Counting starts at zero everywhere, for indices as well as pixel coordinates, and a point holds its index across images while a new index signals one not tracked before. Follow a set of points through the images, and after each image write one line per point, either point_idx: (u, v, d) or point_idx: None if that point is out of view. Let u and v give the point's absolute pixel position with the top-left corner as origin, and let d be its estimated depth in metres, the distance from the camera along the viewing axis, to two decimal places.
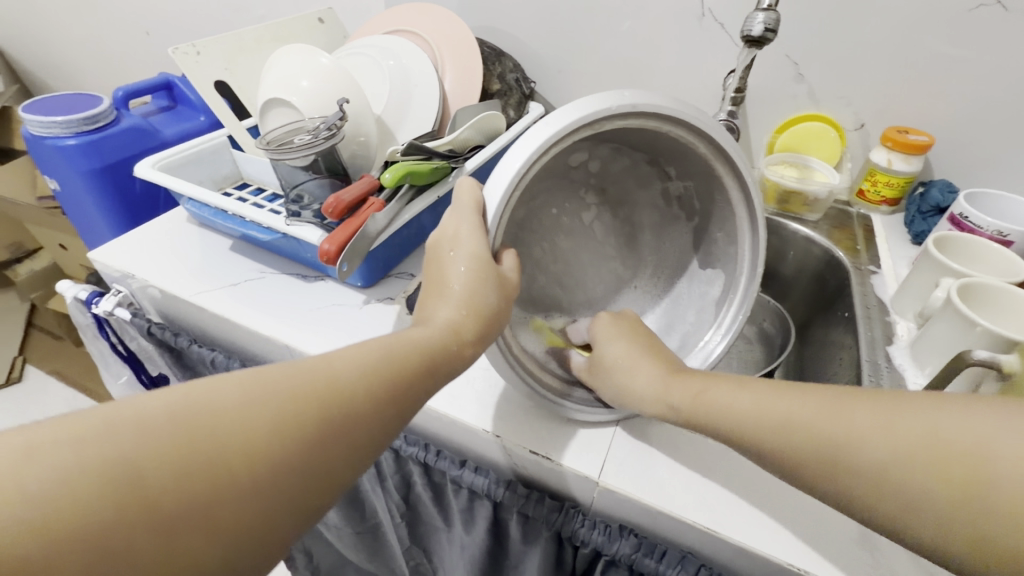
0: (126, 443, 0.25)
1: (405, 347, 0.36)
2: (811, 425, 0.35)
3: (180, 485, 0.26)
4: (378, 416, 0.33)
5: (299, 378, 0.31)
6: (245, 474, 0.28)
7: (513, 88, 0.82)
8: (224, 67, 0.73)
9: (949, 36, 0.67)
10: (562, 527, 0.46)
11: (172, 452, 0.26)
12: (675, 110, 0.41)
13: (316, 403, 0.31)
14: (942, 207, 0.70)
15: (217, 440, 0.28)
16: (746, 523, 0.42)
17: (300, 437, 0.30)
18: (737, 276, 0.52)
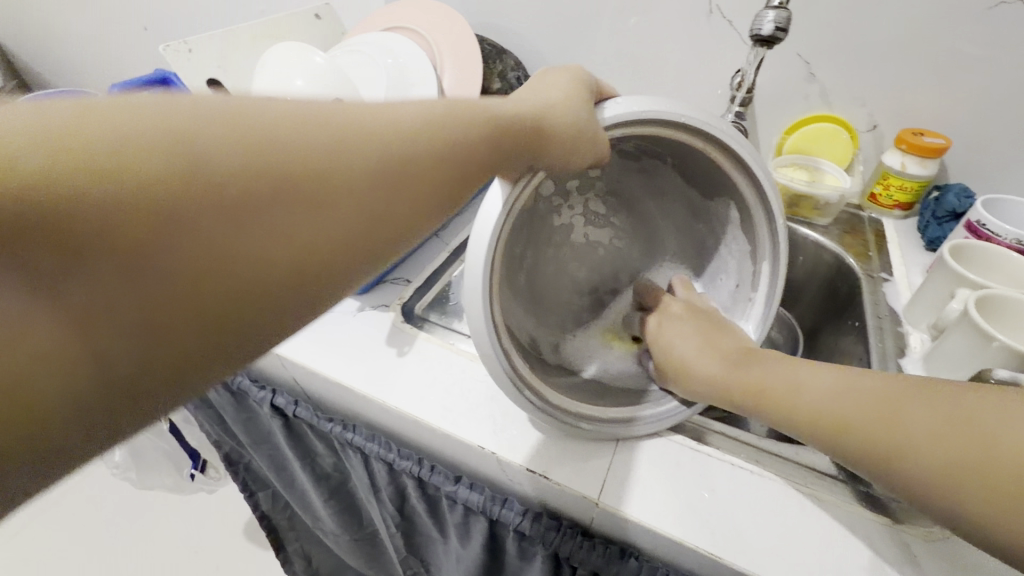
0: (196, 119, 0.24)
1: (461, 117, 0.32)
2: (870, 413, 0.33)
3: (238, 163, 0.24)
4: (444, 147, 0.31)
5: (366, 115, 0.29)
6: (301, 174, 0.26)
7: (513, 87, 0.79)
8: (217, 65, 0.71)
9: (967, 33, 0.64)
10: (558, 547, 0.45)
11: (234, 165, 0.24)
12: (664, 110, 0.38)
13: (382, 128, 0.29)
14: (957, 212, 0.68)
15: (283, 139, 0.25)
16: (751, 548, 0.40)
17: (366, 149, 0.28)
18: (759, 269, 0.49)
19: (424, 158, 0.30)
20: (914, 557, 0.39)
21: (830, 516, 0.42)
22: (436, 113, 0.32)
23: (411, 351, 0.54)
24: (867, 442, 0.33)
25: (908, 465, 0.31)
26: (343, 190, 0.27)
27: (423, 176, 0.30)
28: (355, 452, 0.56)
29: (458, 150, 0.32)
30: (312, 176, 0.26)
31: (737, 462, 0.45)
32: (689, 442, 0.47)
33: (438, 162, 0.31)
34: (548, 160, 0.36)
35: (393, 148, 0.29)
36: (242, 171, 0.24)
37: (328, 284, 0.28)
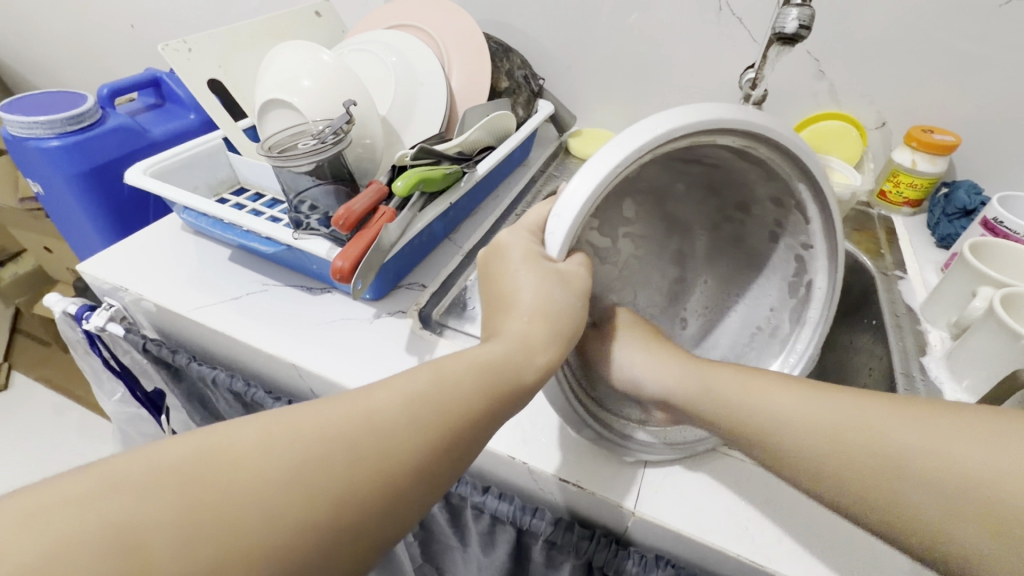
0: (141, 499, 0.23)
1: (444, 389, 0.31)
2: (872, 443, 0.32)
3: (192, 531, 0.23)
4: (430, 444, 0.29)
5: (340, 419, 0.28)
6: (265, 520, 0.24)
7: (522, 85, 0.78)
8: (218, 65, 0.68)
9: (973, 33, 0.64)
10: (593, 557, 0.44)
11: (191, 539, 0.22)
12: (687, 126, 0.35)
13: (362, 434, 0.28)
14: (968, 209, 0.69)
15: (245, 482, 0.25)
16: (791, 556, 0.39)
17: (334, 467, 0.26)
18: (815, 254, 0.47)
19: (399, 458, 0.28)
20: None
21: None
22: (417, 395, 0.30)
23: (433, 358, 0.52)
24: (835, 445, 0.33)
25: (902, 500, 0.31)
26: (310, 535, 0.25)
27: (395, 485, 0.28)
28: None
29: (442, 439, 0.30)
30: (274, 520, 0.24)
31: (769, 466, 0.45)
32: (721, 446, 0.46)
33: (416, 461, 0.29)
34: (541, 378, 0.35)
35: (370, 456, 0.27)
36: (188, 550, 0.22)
37: None
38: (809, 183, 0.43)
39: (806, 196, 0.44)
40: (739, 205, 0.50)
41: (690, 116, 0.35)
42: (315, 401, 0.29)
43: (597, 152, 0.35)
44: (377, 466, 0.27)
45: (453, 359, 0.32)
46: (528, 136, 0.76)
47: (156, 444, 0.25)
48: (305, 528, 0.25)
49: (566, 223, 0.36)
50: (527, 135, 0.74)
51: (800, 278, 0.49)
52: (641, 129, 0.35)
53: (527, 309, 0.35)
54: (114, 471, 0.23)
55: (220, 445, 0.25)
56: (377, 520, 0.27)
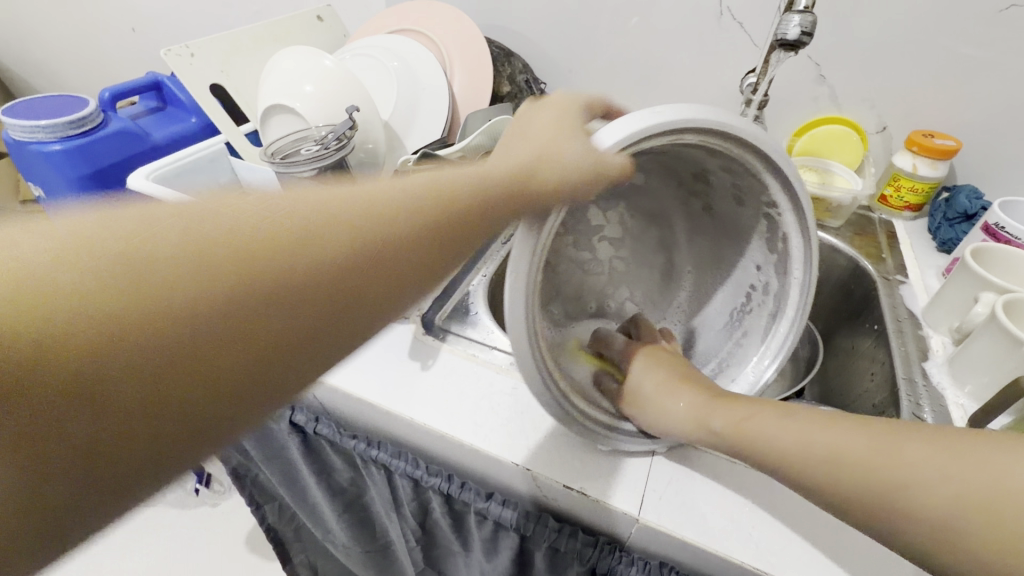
0: (103, 239, 0.25)
1: (393, 189, 0.32)
2: (862, 460, 0.32)
3: (147, 295, 0.24)
4: (344, 254, 0.28)
5: (311, 199, 0.30)
6: (212, 308, 0.25)
7: (524, 90, 0.78)
8: (220, 70, 0.68)
9: (974, 37, 0.65)
10: (597, 563, 0.44)
11: (147, 286, 0.24)
12: (671, 122, 0.33)
13: (267, 227, 0.27)
14: (969, 214, 0.69)
15: (200, 250, 0.26)
16: (795, 563, 0.39)
17: (292, 233, 0.28)
18: (786, 237, 0.45)
19: (347, 239, 0.29)
20: None
21: None
22: (388, 193, 0.32)
23: (436, 364, 0.52)
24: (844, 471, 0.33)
25: (894, 507, 0.31)
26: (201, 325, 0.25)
27: (343, 325, 0.29)
28: (377, 468, 0.55)
29: (413, 211, 0.31)
30: (212, 304, 0.25)
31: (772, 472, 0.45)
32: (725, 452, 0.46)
33: (378, 226, 0.30)
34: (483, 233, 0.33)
35: (322, 225, 0.29)
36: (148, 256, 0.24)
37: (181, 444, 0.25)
38: (788, 195, 0.42)
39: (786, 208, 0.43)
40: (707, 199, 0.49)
41: (635, 121, 0.33)
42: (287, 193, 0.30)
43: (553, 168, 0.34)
44: (333, 239, 0.29)
45: (457, 173, 0.34)
46: None
47: (141, 209, 0.26)
48: (248, 267, 0.26)
49: (529, 233, 0.32)
50: None
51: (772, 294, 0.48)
52: (629, 121, 0.33)
53: (529, 161, 0.35)
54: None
55: (187, 223, 0.26)
56: (318, 355, 0.28)
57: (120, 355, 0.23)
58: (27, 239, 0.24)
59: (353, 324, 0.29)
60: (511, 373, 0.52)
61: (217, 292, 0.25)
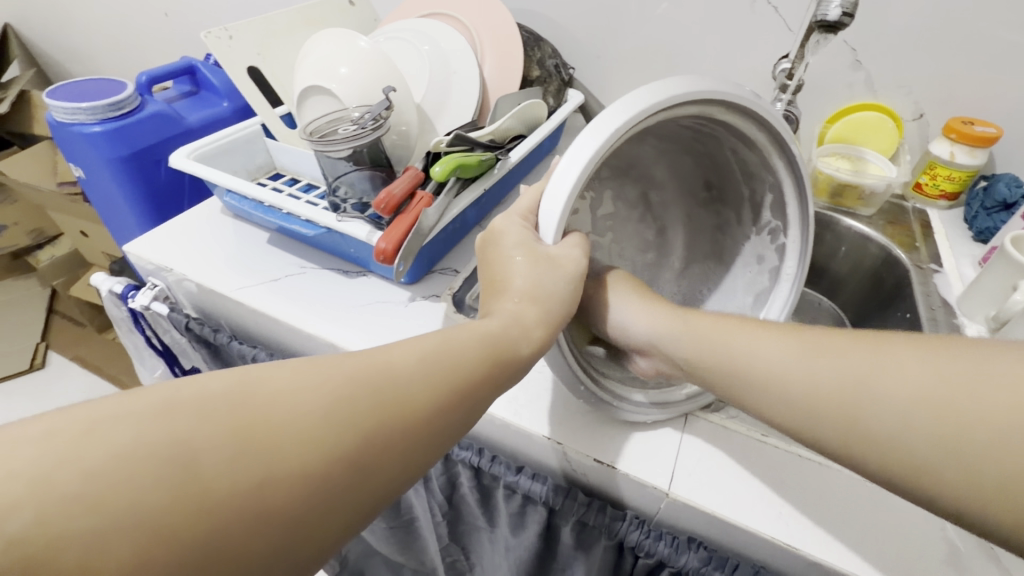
0: (170, 422, 0.23)
1: (452, 350, 0.32)
2: (831, 378, 0.33)
3: (228, 471, 0.23)
4: (445, 389, 0.31)
5: (362, 369, 0.29)
6: (281, 481, 0.24)
7: (552, 74, 0.78)
8: (257, 52, 0.70)
9: (1018, 21, 0.63)
10: (624, 537, 0.45)
11: (219, 470, 0.23)
12: (650, 101, 0.35)
13: (379, 374, 0.29)
14: (1008, 203, 0.67)
15: (279, 426, 0.25)
16: (826, 538, 0.40)
17: (359, 409, 0.27)
18: (780, 201, 0.49)
19: (407, 411, 0.29)
20: (991, 548, 0.39)
21: (903, 507, 0.42)
22: (429, 359, 0.31)
23: None
24: (807, 382, 0.34)
25: (866, 442, 0.31)
26: (339, 459, 0.26)
27: (385, 484, 0.28)
28: None
29: (455, 386, 0.31)
30: (287, 482, 0.24)
31: (805, 453, 0.45)
32: (753, 431, 0.47)
33: (433, 407, 0.30)
34: (536, 353, 0.36)
35: (390, 396, 0.29)
36: (231, 457, 0.23)
37: (323, 551, 0.26)
38: (772, 140, 0.44)
39: (773, 153, 0.45)
40: (704, 167, 0.52)
41: (646, 97, 0.36)
42: (329, 354, 0.29)
43: (570, 144, 0.36)
44: (397, 411, 0.28)
45: (474, 329, 0.34)
46: (558, 125, 0.76)
47: (241, 375, 0.26)
48: (311, 454, 0.25)
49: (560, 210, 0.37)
50: (558, 124, 0.74)
51: (775, 239, 0.51)
52: (611, 117, 0.35)
53: (535, 301, 0.37)
54: (158, 396, 0.24)
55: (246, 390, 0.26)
56: (369, 501, 0.27)
57: (305, 484, 0.25)
58: (123, 413, 0.23)
59: (403, 473, 0.29)
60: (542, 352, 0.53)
61: (294, 480, 0.24)
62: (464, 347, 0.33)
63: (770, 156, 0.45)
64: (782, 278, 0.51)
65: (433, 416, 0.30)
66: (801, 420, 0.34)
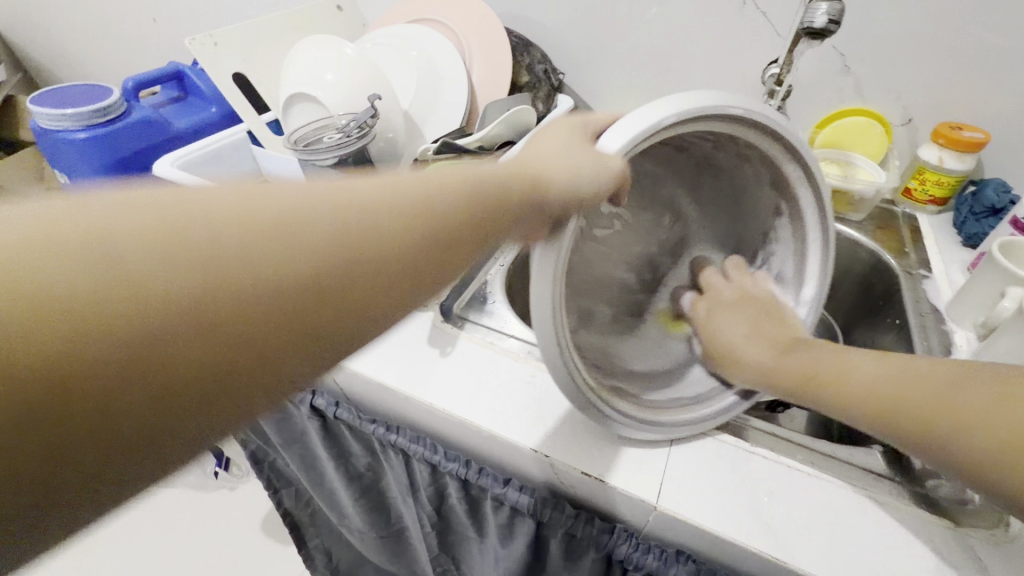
0: (86, 222, 0.20)
1: (437, 183, 0.29)
2: (908, 390, 0.34)
3: (186, 282, 0.20)
4: (431, 210, 0.27)
5: (329, 189, 0.25)
6: (227, 287, 0.21)
7: (542, 80, 0.78)
8: (242, 58, 0.69)
9: (1005, 26, 0.63)
10: (613, 549, 0.44)
11: (148, 268, 0.20)
12: (653, 122, 0.34)
13: (352, 195, 0.25)
14: (996, 208, 0.67)
15: (239, 228, 0.22)
16: (814, 550, 0.39)
17: (331, 227, 0.24)
18: (802, 208, 0.47)
19: (420, 270, 0.27)
20: (979, 559, 0.39)
21: (891, 519, 0.41)
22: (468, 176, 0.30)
23: (455, 351, 0.53)
24: (874, 402, 0.35)
25: (936, 432, 0.32)
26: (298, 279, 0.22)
27: (349, 335, 0.25)
28: (396, 453, 0.56)
29: (448, 229, 0.28)
30: (256, 312, 0.21)
31: (793, 463, 0.45)
32: (744, 442, 0.46)
33: (416, 226, 0.26)
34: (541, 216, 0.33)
35: (372, 231, 0.25)
36: (181, 271, 0.20)
37: (289, 383, 0.23)
38: (784, 151, 0.43)
39: (788, 166, 0.45)
40: (726, 180, 0.51)
41: (636, 123, 0.35)
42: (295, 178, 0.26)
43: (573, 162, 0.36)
44: (377, 242, 0.25)
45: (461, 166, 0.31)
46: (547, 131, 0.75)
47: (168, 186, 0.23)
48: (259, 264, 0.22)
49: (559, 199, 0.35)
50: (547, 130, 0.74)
51: (794, 253, 0.51)
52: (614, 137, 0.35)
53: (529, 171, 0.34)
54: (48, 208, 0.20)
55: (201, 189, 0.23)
56: (340, 328, 0.24)
57: (244, 324, 0.21)
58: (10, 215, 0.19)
59: (396, 299, 0.26)
60: (529, 361, 0.52)
61: (261, 294, 0.22)
62: (460, 197, 0.29)
63: (781, 163, 0.44)
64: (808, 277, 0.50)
65: (420, 235, 0.27)
66: (877, 424, 0.35)
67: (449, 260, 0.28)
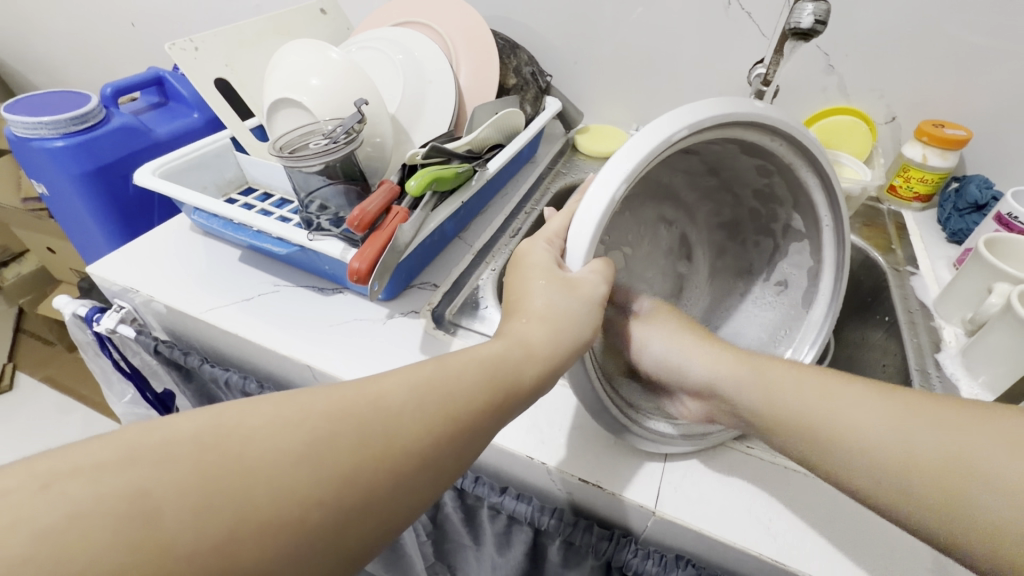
0: (140, 475, 0.22)
1: (448, 380, 0.31)
2: (930, 452, 0.32)
3: (192, 517, 0.22)
4: (439, 418, 0.30)
5: (347, 402, 0.28)
6: (255, 528, 0.23)
7: (529, 82, 0.77)
8: (225, 63, 0.68)
9: (984, 25, 0.64)
10: (612, 556, 0.44)
11: (190, 521, 0.22)
12: (661, 141, 0.34)
13: (369, 409, 0.28)
14: (979, 204, 0.68)
15: (254, 462, 0.24)
16: (814, 550, 0.39)
17: (340, 446, 0.26)
18: (812, 203, 0.47)
19: (426, 474, 0.29)
20: None
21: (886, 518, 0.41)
22: (478, 363, 0.33)
23: None
24: (891, 454, 0.33)
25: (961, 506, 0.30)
26: (317, 509, 0.25)
27: (364, 544, 0.27)
28: None
29: (459, 426, 0.30)
30: (246, 543, 0.23)
31: (790, 464, 0.45)
32: (740, 445, 0.47)
33: (422, 437, 0.29)
34: (537, 385, 0.35)
35: (374, 441, 0.27)
36: (193, 507, 0.22)
37: None
38: (791, 150, 0.43)
39: (797, 163, 0.44)
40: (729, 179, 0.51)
41: (642, 145, 0.34)
42: (319, 388, 0.29)
43: (585, 193, 0.36)
44: (372, 453, 0.27)
45: (473, 354, 0.34)
46: (536, 134, 0.75)
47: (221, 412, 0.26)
48: (292, 494, 0.24)
49: (591, 225, 0.36)
50: (536, 132, 0.73)
51: (800, 244, 0.51)
52: (638, 144, 0.34)
53: (544, 338, 0.36)
54: (124, 443, 0.23)
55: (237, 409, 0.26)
56: (351, 547, 0.26)
57: (271, 554, 0.23)
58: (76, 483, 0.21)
59: (370, 525, 0.27)
60: None
61: (256, 518, 0.23)
62: (463, 392, 0.31)
63: (796, 170, 0.44)
64: (823, 270, 0.50)
65: (414, 452, 0.28)
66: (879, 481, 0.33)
67: (442, 465, 0.29)
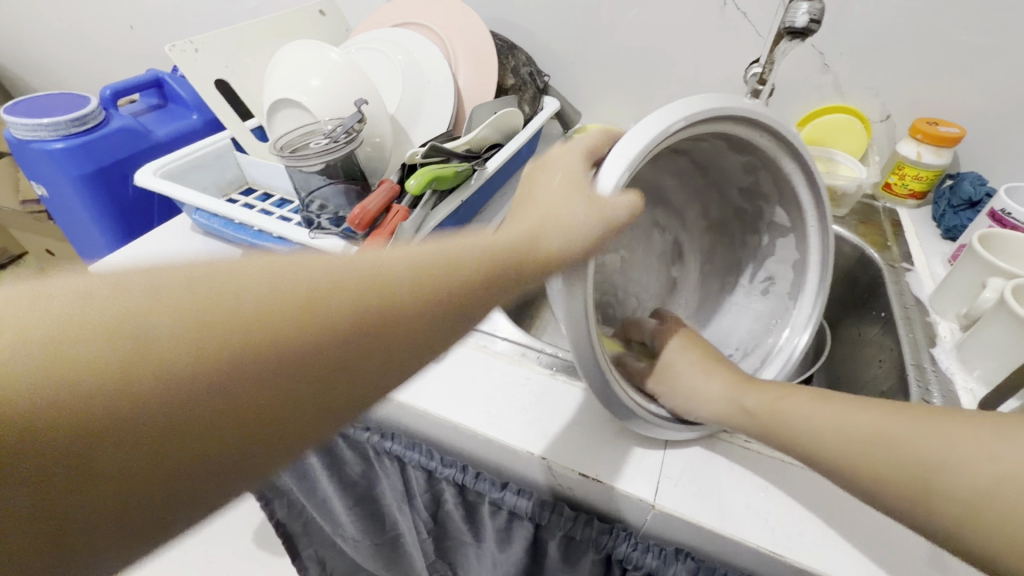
0: (116, 300, 0.21)
1: (451, 258, 0.30)
2: (892, 443, 0.36)
3: (166, 345, 0.21)
4: (440, 289, 0.29)
5: (346, 265, 0.27)
6: (235, 365, 0.22)
7: (527, 82, 0.78)
8: (225, 65, 0.68)
9: (977, 24, 0.64)
10: (612, 550, 0.44)
11: (162, 350, 0.21)
12: (660, 132, 0.34)
13: (370, 268, 0.27)
14: (973, 201, 0.69)
15: (242, 303, 0.23)
16: (811, 541, 0.40)
17: (337, 300, 0.25)
18: (798, 193, 0.47)
19: (422, 343, 0.28)
20: None
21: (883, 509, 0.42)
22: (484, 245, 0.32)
23: (447, 356, 0.52)
24: (861, 460, 0.37)
25: (930, 501, 0.33)
26: (306, 353, 0.24)
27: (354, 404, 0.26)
28: (391, 460, 0.55)
29: (459, 300, 0.29)
30: (221, 381, 0.22)
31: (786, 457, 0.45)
32: (737, 439, 0.47)
33: (421, 305, 0.28)
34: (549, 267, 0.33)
35: (372, 296, 0.26)
36: (170, 337, 0.21)
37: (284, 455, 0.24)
38: (776, 142, 0.43)
39: (782, 155, 0.44)
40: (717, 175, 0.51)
41: (638, 139, 0.34)
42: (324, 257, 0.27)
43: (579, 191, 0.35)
44: (368, 312, 0.26)
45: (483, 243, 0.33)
46: (534, 134, 0.75)
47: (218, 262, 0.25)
48: (277, 337, 0.23)
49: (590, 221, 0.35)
50: (534, 132, 0.74)
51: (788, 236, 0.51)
52: (636, 136, 0.34)
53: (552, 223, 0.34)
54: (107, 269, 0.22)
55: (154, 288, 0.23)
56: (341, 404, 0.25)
57: (246, 394, 0.23)
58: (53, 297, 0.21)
59: (375, 390, 0.26)
60: (524, 363, 0.52)
61: (203, 415, 0.22)
62: (429, 287, 0.28)
63: (779, 161, 0.45)
64: (809, 266, 0.51)
65: (415, 324, 0.27)
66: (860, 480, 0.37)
67: (440, 335, 0.28)
